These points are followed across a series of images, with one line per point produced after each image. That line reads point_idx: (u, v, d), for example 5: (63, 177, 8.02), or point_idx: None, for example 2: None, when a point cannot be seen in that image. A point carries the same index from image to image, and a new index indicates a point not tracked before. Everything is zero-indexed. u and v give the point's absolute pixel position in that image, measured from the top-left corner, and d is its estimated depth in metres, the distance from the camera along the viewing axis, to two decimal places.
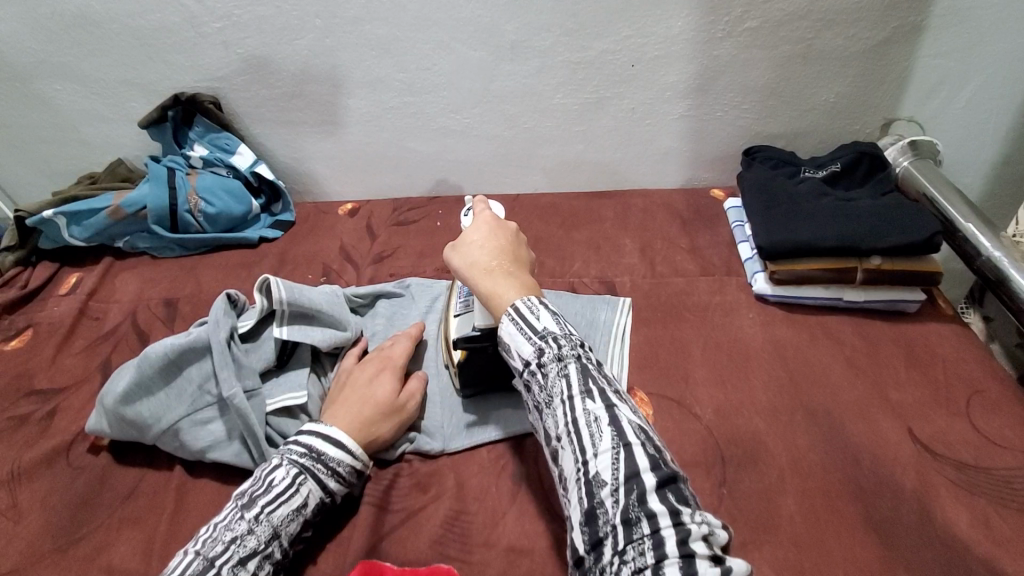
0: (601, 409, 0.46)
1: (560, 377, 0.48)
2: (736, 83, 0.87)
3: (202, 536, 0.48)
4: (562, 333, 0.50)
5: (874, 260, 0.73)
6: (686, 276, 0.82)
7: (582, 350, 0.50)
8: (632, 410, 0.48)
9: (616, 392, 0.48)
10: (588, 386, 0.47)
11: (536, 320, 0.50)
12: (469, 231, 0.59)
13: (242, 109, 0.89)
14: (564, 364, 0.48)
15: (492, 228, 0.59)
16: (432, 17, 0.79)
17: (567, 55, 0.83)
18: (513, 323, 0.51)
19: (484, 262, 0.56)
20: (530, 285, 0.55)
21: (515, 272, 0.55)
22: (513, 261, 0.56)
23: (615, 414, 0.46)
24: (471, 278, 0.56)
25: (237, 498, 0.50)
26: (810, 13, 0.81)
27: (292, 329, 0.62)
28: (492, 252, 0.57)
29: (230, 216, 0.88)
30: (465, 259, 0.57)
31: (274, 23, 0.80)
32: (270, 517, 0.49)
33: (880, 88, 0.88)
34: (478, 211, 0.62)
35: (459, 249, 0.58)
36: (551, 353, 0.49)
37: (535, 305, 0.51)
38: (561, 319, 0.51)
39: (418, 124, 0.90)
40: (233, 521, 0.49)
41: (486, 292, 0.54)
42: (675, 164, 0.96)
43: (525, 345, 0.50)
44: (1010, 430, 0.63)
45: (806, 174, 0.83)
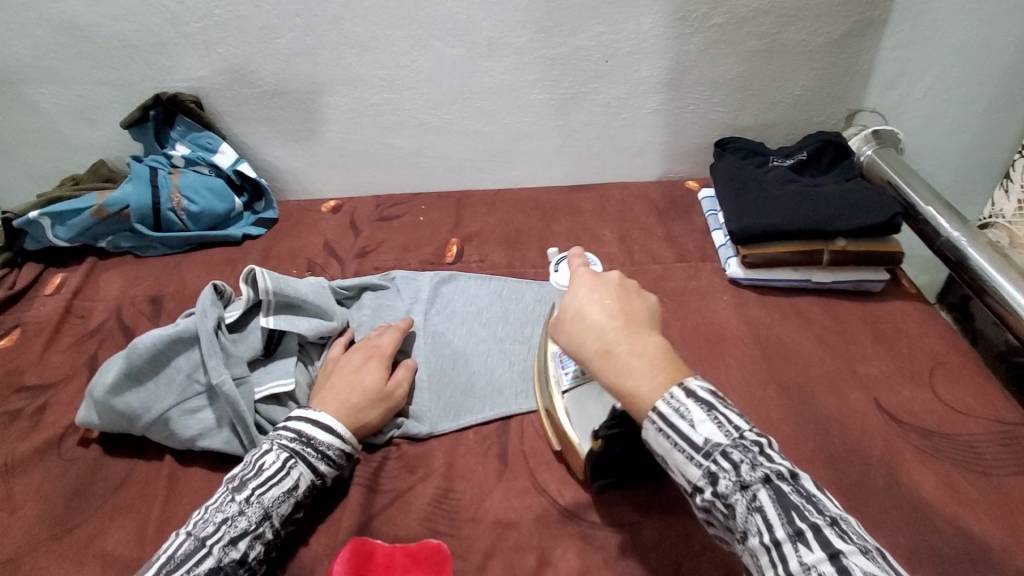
0: (822, 560, 0.38)
1: (753, 511, 0.41)
2: (707, 77, 0.90)
3: (194, 518, 0.49)
4: (728, 442, 0.43)
5: (839, 242, 0.76)
6: (663, 263, 0.85)
7: (763, 463, 0.42)
8: (857, 543, 0.39)
9: (830, 521, 0.40)
10: (791, 520, 0.40)
11: (692, 430, 0.43)
12: (566, 296, 0.51)
13: (223, 109, 0.90)
14: (752, 494, 0.41)
15: (591, 288, 0.50)
16: (410, 15, 0.81)
17: (543, 51, 0.86)
18: (666, 438, 0.43)
19: (600, 341, 0.47)
20: (668, 360, 0.46)
21: (641, 348, 0.46)
22: (633, 327, 0.47)
23: (838, 559, 0.38)
24: (593, 366, 0.47)
25: (228, 482, 0.51)
26: (774, 9, 0.84)
27: (278, 319, 0.63)
28: (605, 321, 0.48)
29: (213, 214, 0.88)
30: (577, 339, 0.48)
31: (254, 22, 0.82)
32: (261, 500, 0.50)
33: (843, 80, 0.92)
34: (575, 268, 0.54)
35: (566, 331, 0.49)
36: (727, 478, 0.42)
37: (683, 404, 0.43)
38: (720, 414, 0.43)
39: (400, 121, 0.92)
40: (223, 504, 0.50)
41: (615, 385, 0.46)
42: (651, 157, 0.99)
43: (690, 466, 0.43)
44: (970, 398, 0.67)
45: (774, 163, 0.87)
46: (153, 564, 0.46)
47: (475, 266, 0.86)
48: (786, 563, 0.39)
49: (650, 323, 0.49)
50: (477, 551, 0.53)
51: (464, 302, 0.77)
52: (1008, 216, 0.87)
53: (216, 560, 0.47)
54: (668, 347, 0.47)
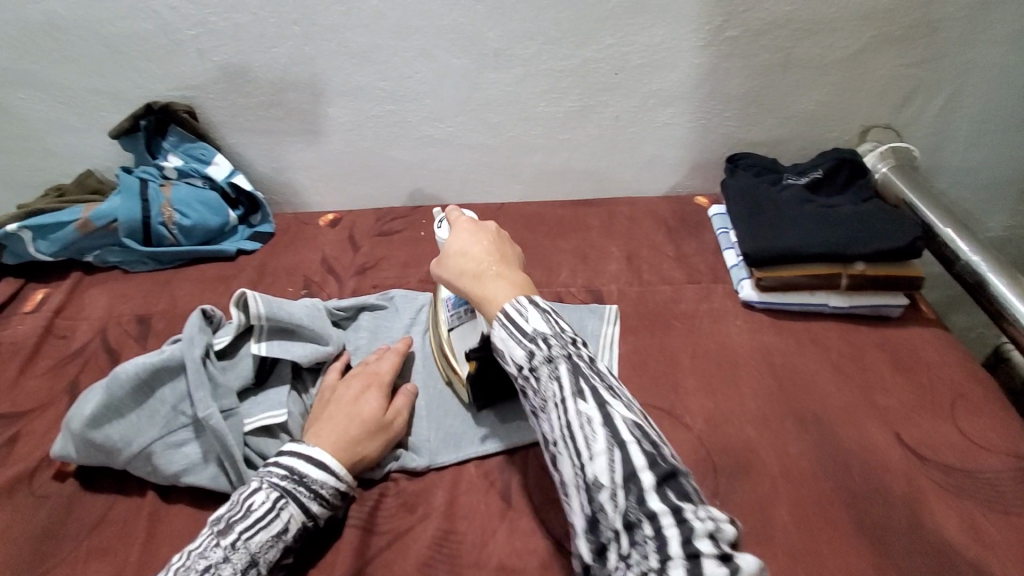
0: (593, 408, 0.43)
1: (553, 379, 0.46)
2: (718, 92, 0.87)
3: (174, 565, 0.45)
4: (551, 331, 0.48)
5: (857, 265, 0.73)
6: (672, 284, 0.82)
7: (571, 344, 0.47)
8: (627, 402, 0.44)
9: (607, 383, 0.45)
10: (578, 383, 0.45)
11: (524, 321, 0.49)
12: (451, 239, 0.58)
13: (218, 119, 0.87)
14: (555, 364, 0.46)
15: (471, 232, 0.58)
16: (413, 25, 0.78)
17: (551, 63, 0.83)
18: (503, 329, 0.49)
19: (473, 265, 0.55)
20: (527, 285, 0.53)
21: (506, 273, 0.54)
22: (504, 262, 0.55)
23: (605, 409, 0.43)
24: (465, 286, 0.55)
25: (213, 524, 0.48)
26: (789, 22, 0.81)
27: (271, 345, 0.60)
28: (480, 257, 0.55)
29: (206, 228, 0.85)
30: (452, 267, 0.56)
31: (251, 30, 0.79)
32: (248, 544, 0.47)
33: (858, 96, 0.89)
34: (454, 220, 0.60)
35: (441, 264, 0.57)
36: (540, 354, 0.47)
37: (524, 307, 0.50)
38: (552, 316, 0.49)
39: (401, 132, 0.89)
40: (207, 549, 0.46)
41: (478, 296, 0.53)
42: (660, 172, 0.96)
43: (517, 350, 0.48)
44: (995, 433, 0.63)
45: (789, 181, 0.84)
46: None
47: None
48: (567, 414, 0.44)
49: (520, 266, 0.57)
50: None
51: None
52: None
53: None
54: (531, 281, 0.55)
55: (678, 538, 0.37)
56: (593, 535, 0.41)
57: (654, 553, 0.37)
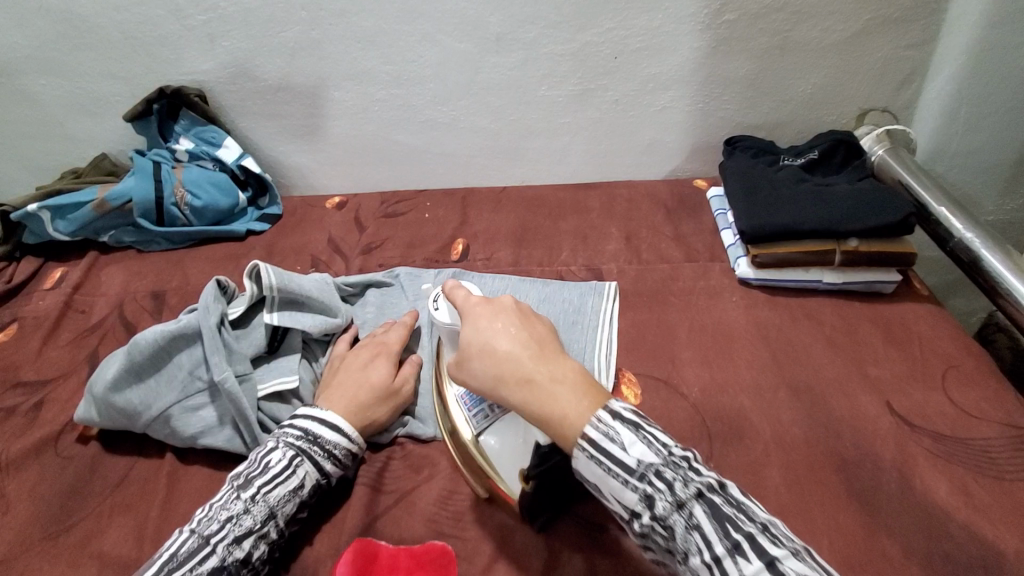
0: (760, 567, 0.39)
1: (690, 529, 0.41)
2: (716, 75, 0.89)
3: (198, 516, 0.48)
4: (661, 461, 0.44)
5: (851, 242, 0.75)
6: (671, 262, 0.84)
7: (694, 479, 0.43)
8: (790, 547, 0.40)
9: (759, 526, 0.41)
10: (726, 532, 0.40)
11: (624, 452, 0.44)
12: (469, 332, 0.52)
13: (227, 103, 0.89)
14: (687, 509, 0.42)
15: (492, 317, 0.52)
16: (418, 10, 0.80)
17: (552, 47, 0.85)
18: (599, 466, 0.44)
19: (513, 367, 0.48)
20: (587, 381, 0.48)
21: (558, 372, 0.48)
22: (546, 356, 0.49)
23: (774, 565, 0.39)
24: (514, 396, 0.48)
25: (233, 480, 0.50)
26: (786, 6, 0.83)
27: (282, 315, 0.62)
28: (518, 352, 0.49)
29: (217, 209, 0.88)
30: (489, 369, 0.49)
31: (259, 16, 0.81)
32: (267, 498, 0.49)
33: (855, 79, 0.90)
34: (460, 302, 0.55)
35: (469, 363, 0.51)
36: (663, 499, 0.42)
37: (611, 427, 0.45)
38: (647, 433, 0.45)
39: (406, 116, 0.91)
40: (228, 502, 0.49)
41: (540, 413, 0.47)
42: (659, 155, 0.98)
43: (626, 492, 0.44)
44: (987, 402, 0.65)
45: (784, 162, 0.86)
46: (155, 561, 0.45)
47: (482, 264, 0.85)
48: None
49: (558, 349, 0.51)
50: (483, 554, 0.52)
51: None
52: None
53: (220, 559, 0.46)
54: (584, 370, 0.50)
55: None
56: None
57: None
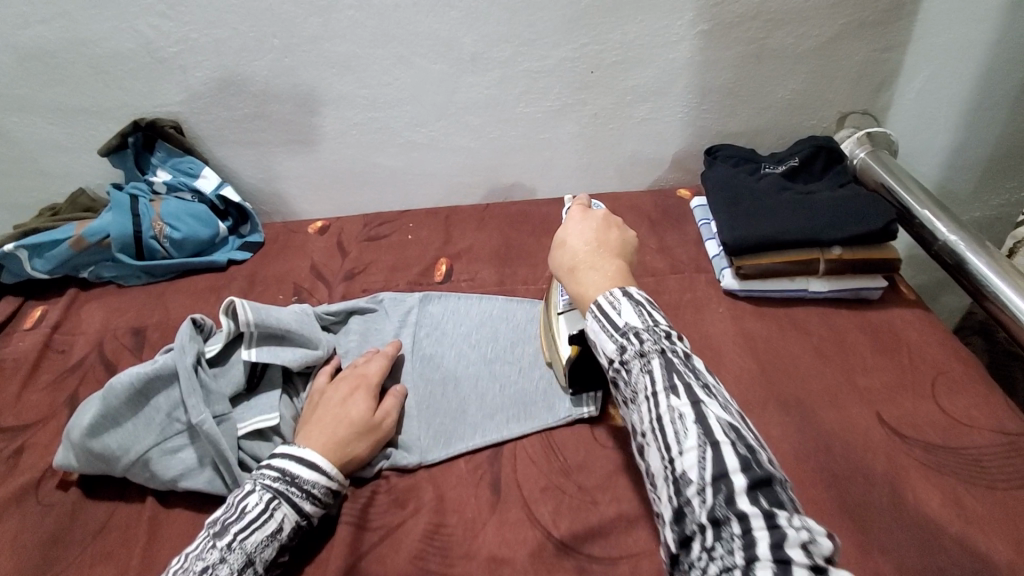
0: (686, 404, 0.43)
1: (644, 371, 0.46)
2: (694, 86, 0.89)
3: (173, 567, 0.47)
4: (642, 326, 0.48)
5: (835, 250, 0.75)
6: (656, 276, 0.83)
7: (667, 341, 0.47)
8: (722, 401, 0.44)
9: (703, 382, 0.45)
10: (670, 377, 0.45)
11: (618, 316, 0.49)
12: (561, 227, 0.61)
13: (204, 132, 0.89)
14: (647, 359, 0.46)
15: (581, 220, 0.59)
16: (391, 33, 0.80)
17: (527, 64, 0.84)
18: (596, 320, 0.50)
19: (570, 259, 0.57)
20: (622, 275, 0.54)
21: (603, 266, 0.55)
22: (602, 253, 0.56)
23: (700, 406, 0.43)
24: (564, 280, 0.57)
25: (209, 526, 0.49)
26: (759, 14, 0.83)
27: (262, 350, 0.61)
28: (586, 245, 0.57)
29: (197, 240, 0.87)
30: (556, 257, 0.58)
31: (231, 45, 0.81)
32: (244, 544, 0.48)
33: (833, 83, 0.90)
34: (574, 209, 0.62)
35: (551, 251, 0.60)
36: (631, 349, 0.47)
37: (618, 300, 0.50)
38: (646, 309, 0.49)
39: (384, 138, 0.91)
40: (204, 551, 0.47)
41: (573, 291, 0.55)
42: (642, 167, 0.98)
43: (608, 343, 0.49)
44: (976, 409, 0.64)
45: (766, 170, 0.85)
46: None
47: (466, 285, 0.84)
48: (658, 409, 0.44)
49: (621, 254, 0.57)
50: None
51: (453, 324, 0.76)
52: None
53: None
54: (627, 271, 0.55)
55: (769, 541, 0.37)
56: (678, 526, 0.41)
57: (740, 551, 0.37)
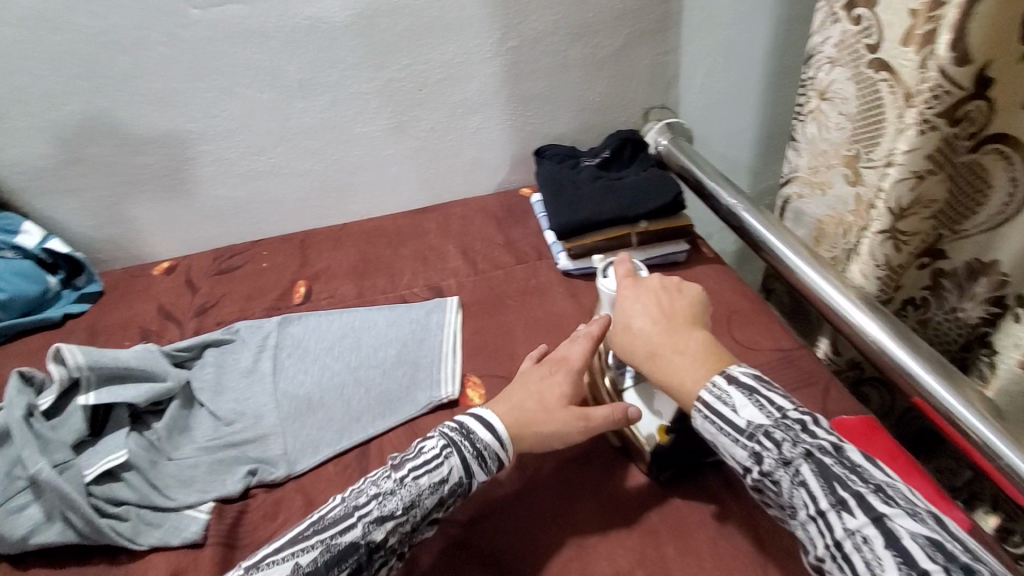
0: (866, 524, 0.42)
1: (798, 485, 0.46)
2: (515, 95, 0.99)
3: (357, 485, 0.53)
4: (771, 423, 0.48)
5: (642, 224, 0.87)
6: (503, 268, 0.92)
7: (806, 440, 0.47)
8: (905, 508, 0.43)
9: (873, 488, 0.44)
10: (833, 490, 0.44)
11: (734, 414, 0.49)
12: (618, 309, 0.60)
13: (18, 185, 0.84)
14: (796, 468, 0.46)
15: (639, 294, 0.60)
16: (210, 67, 0.82)
17: (356, 86, 0.89)
18: (711, 424, 0.50)
19: (645, 347, 0.56)
20: (707, 347, 0.55)
21: (686, 345, 0.55)
22: (674, 329, 0.56)
23: (883, 522, 0.42)
24: (645, 369, 0.56)
25: (392, 463, 0.54)
26: (556, 30, 0.94)
27: (101, 393, 0.62)
28: (656, 324, 0.57)
29: (26, 298, 0.83)
30: (629, 345, 0.57)
31: (36, 91, 0.78)
32: (415, 482, 0.51)
33: (630, 84, 1.05)
34: (620, 283, 0.63)
35: (616, 338, 0.59)
36: (771, 456, 0.47)
37: (726, 392, 0.50)
38: (759, 398, 0.50)
39: (223, 170, 0.91)
40: (380, 479, 0.52)
41: (663, 380, 0.54)
42: (484, 172, 1.06)
43: (736, 448, 0.49)
44: (761, 335, 0.79)
45: (585, 162, 0.98)
46: (310, 519, 0.51)
47: (325, 304, 0.87)
48: (832, 530, 0.43)
49: (692, 320, 0.58)
50: None
51: (314, 339, 0.78)
52: (805, 171, 0.82)
53: (361, 530, 0.48)
54: (709, 339, 0.56)
55: None
56: None
57: None
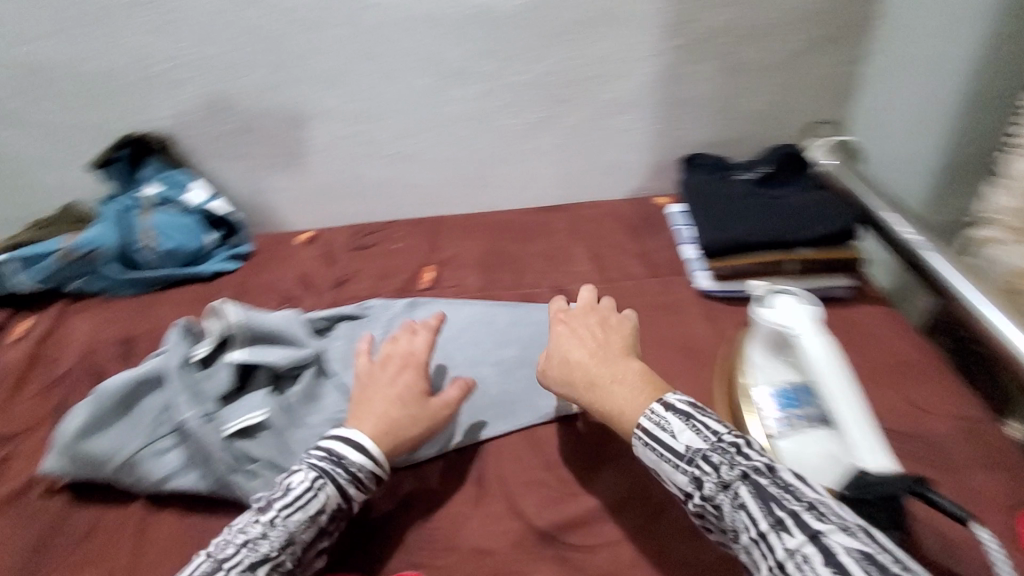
0: (805, 542, 0.39)
1: (737, 508, 0.43)
2: (668, 97, 0.93)
3: (218, 539, 0.50)
4: (707, 446, 0.46)
5: (802, 251, 0.78)
6: (636, 279, 0.86)
7: (742, 461, 0.44)
8: (838, 523, 0.40)
9: (807, 506, 0.41)
10: (771, 511, 0.41)
11: (674, 438, 0.47)
12: (552, 341, 0.59)
13: (195, 146, 0.91)
14: (734, 490, 0.43)
15: (563, 329, 0.59)
16: (377, 50, 0.84)
17: (509, 77, 0.88)
18: (651, 449, 0.48)
19: (584, 376, 0.55)
20: (648, 379, 0.53)
21: (629, 377, 0.53)
22: (614, 361, 0.55)
23: (819, 539, 0.39)
24: (584, 400, 0.54)
25: (258, 504, 0.52)
26: (726, 31, 0.87)
27: (249, 352, 0.65)
28: (589, 355, 0.56)
29: (187, 251, 0.89)
30: (562, 377, 0.56)
31: (223, 62, 0.83)
32: (286, 522, 0.50)
33: (796, 96, 0.95)
34: (566, 315, 0.62)
35: (549, 369, 0.57)
36: (710, 479, 0.45)
37: (664, 417, 0.49)
38: (698, 421, 0.48)
39: (372, 150, 0.93)
40: (247, 525, 0.50)
41: (602, 410, 0.53)
42: (621, 176, 1.01)
43: (676, 475, 0.47)
44: (937, 397, 0.67)
45: (738, 176, 0.90)
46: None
47: (451, 292, 0.86)
48: (774, 553, 0.40)
49: (628, 352, 0.57)
50: None
51: (440, 326, 0.76)
52: (1007, 214, 0.71)
53: None
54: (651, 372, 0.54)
55: None
56: None
57: None
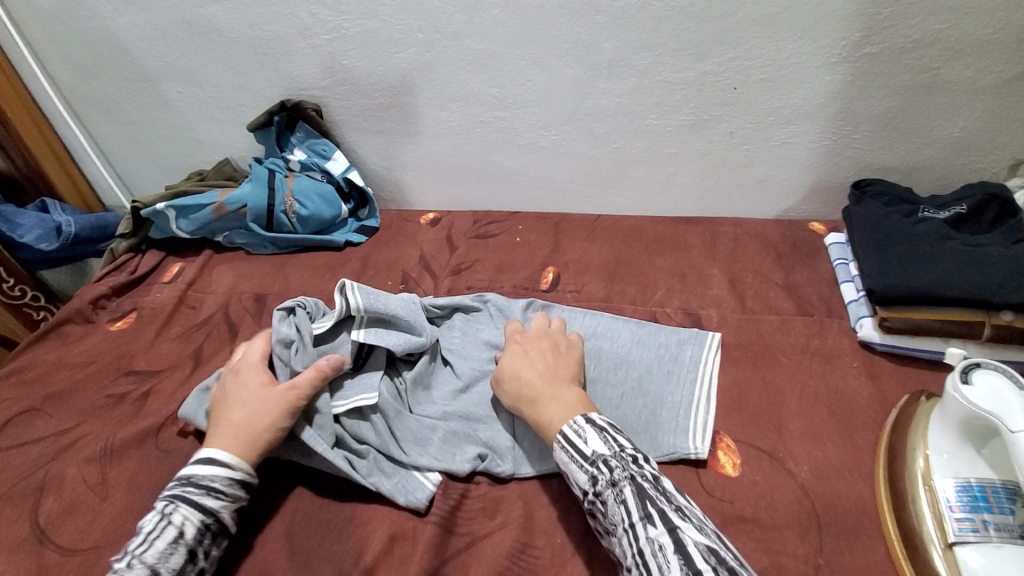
0: (663, 534, 0.44)
1: (619, 503, 0.47)
2: (848, 112, 0.80)
3: None
4: (609, 452, 0.50)
5: (1005, 315, 0.65)
6: (780, 314, 0.76)
7: (634, 466, 0.49)
8: (694, 522, 0.46)
9: (675, 506, 0.46)
10: (644, 506, 0.46)
11: (584, 444, 0.51)
12: (504, 361, 0.63)
13: (340, 117, 0.93)
14: (619, 489, 0.48)
15: (518, 348, 0.64)
16: (530, 35, 0.79)
17: (666, 75, 0.80)
18: (563, 451, 0.52)
19: (527, 388, 0.59)
20: (580, 400, 0.57)
21: (563, 393, 0.57)
22: (555, 381, 0.59)
23: (675, 533, 0.44)
24: (523, 410, 0.58)
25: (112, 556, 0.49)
26: (937, 42, 0.73)
27: (369, 332, 0.64)
28: (539, 370, 0.60)
29: (321, 219, 0.92)
30: (509, 390, 0.60)
31: (378, 36, 0.83)
32: (143, 556, 0.47)
33: (1012, 126, 0.78)
34: (517, 335, 0.67)
35: (501, 385, 0.61)
36: (603, 477, 0.49)
37: (582, 428, 0.52)
38: (608, 433, 0.52)
39: (508, 137, 0.90)
40: None
41: (535, 421, 0.56)
42: (773, 194, 0.90)
43: (579, 472, 0.50)
44: None
45: (925, 214, 0.75)
46: None
47: (570, 297, 0.81)
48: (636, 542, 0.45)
49: (571, 379, 0.60)
50: None
51: None
52: None
53: None
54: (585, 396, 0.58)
55: None
56: None
57: None
